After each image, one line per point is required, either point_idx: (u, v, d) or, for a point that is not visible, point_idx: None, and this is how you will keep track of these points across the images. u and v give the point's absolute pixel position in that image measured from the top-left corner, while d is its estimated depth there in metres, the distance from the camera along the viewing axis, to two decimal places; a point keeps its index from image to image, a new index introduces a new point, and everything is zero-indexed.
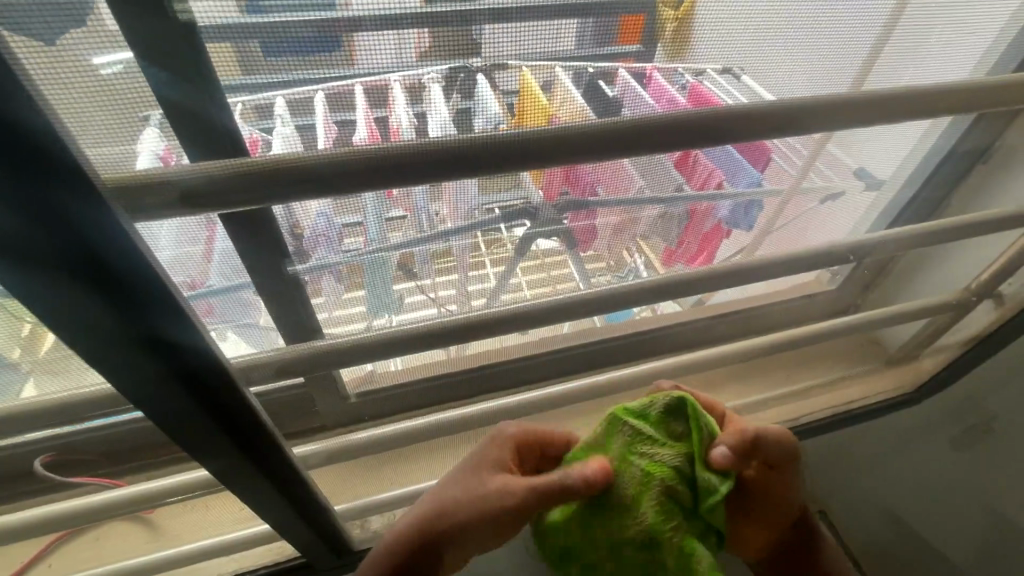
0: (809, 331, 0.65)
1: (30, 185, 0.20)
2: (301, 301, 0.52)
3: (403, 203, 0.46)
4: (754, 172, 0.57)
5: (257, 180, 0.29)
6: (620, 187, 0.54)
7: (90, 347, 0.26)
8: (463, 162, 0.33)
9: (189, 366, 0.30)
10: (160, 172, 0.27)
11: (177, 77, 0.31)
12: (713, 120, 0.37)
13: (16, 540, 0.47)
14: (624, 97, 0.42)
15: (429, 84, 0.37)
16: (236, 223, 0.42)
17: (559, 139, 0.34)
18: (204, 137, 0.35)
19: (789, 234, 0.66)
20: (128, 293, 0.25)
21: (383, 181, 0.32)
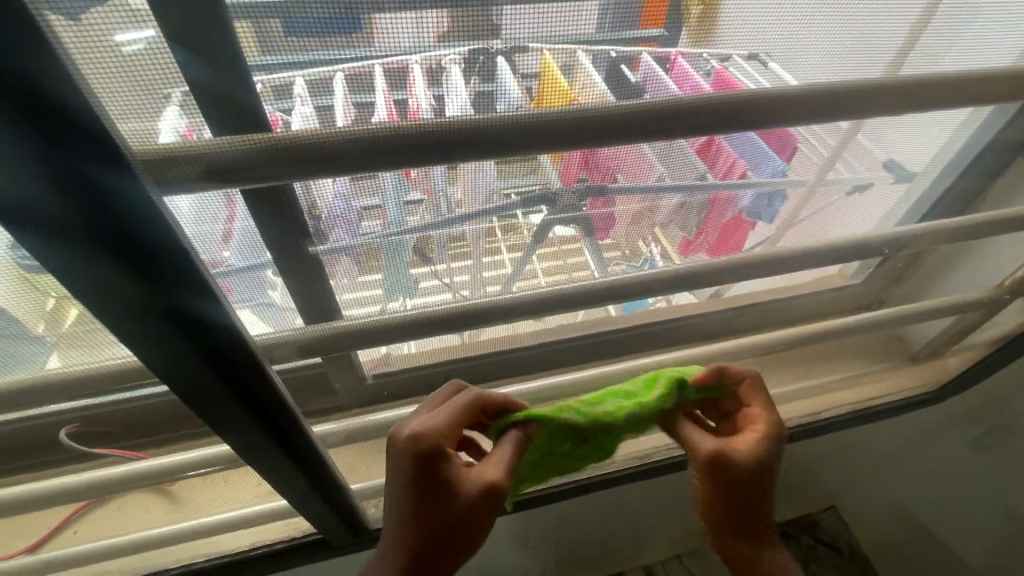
0: (834, 325, 0.64)
1: (72, 158, 0.20)
2: (320, 279, 0.52)
3: (422, 185, 0.46)
4: (779, 162, 0.55)
5: (281, 155, 0.29)
6: (639, 174, 0.53)
7: (121, 322, 0.27)
8: (487, 143, 0.32)
9: (215, 340, 0.30)
10: (185, 144, 0.27)
11: (203, 58, 0.31)
12: (746, 103, 0.35)
13: (44, 506, 0.48)
14: (646, 82, 0.41)
15: (449, 66, 0.37)
16: (254, 200, 0.42)
17: (587, 120, 0.33)
18: (229, 119, 0.35)
19: (812, 227, 0.65)
20: (156, 265, 0.25)
21: (402, 163, 0.32)
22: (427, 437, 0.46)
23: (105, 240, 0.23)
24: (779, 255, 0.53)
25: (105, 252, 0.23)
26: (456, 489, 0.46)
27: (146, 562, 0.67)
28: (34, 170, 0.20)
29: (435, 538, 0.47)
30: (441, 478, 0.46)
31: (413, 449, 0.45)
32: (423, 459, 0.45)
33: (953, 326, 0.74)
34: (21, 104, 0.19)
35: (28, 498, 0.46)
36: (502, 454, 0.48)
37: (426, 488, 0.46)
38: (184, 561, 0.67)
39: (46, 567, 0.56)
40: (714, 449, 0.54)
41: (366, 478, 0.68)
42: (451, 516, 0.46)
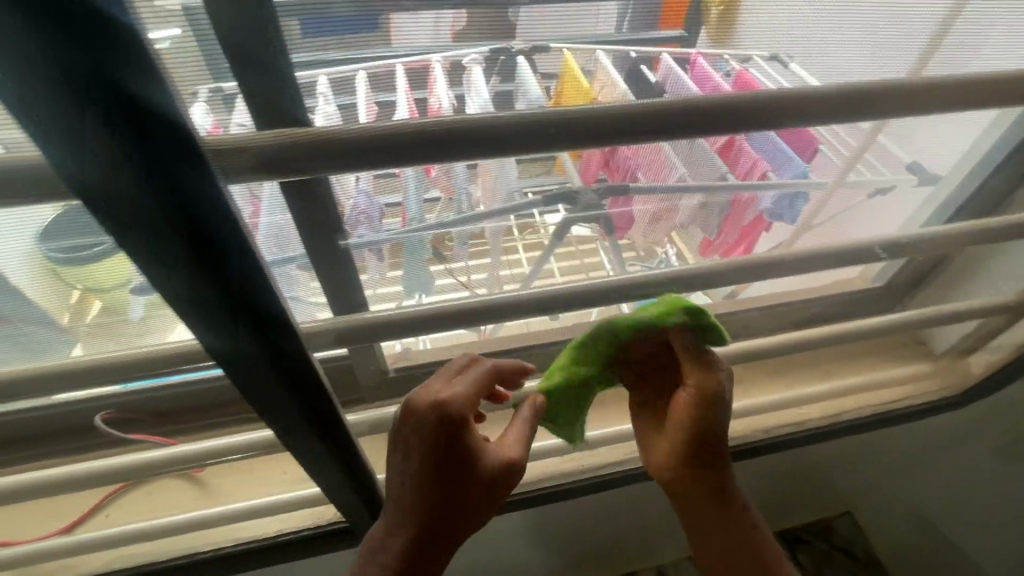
0: (866, 325, 0.63)
1: (160, 156, 0.21)
2: (350, 275, 0.52)
3: (442, 184, 0.47)
4: (801, 162, 0.55)
5: (320, 150, 0.27)
6: (659, 173, 0.53)
7: (187, 308, 0.28)
8: (532, 139, 0.30)
9: (269, 329, 0.31)
10: (237, 138, 0.25)
11: (246, 57, 0.32)
12: (807, 101, 0.33)
13: (86, 487, 0.49)
14: (666, 81, 0.42)
15: (471, 66, 0.38)
16: (292, 197, 0.43)
17: (636, 116, 0.31)
18: (267, 111, 0.35)
19: (835, 228, 0.65)
20: (222, 261, 0.26)
21: (420, 160, 0.29)
22: (455, 405, 0.44)
23: (182, 232, 0.24)
24: (811, 253, 0.52)
25: (177, 245, 0.24)
26: (477, 462, 0.46)
27: (175, 546, 0.65)
28: (121, 168, 0.21)
29: (446, 515, 0.46)
30: (463, 449, 0.45)
31: (440, 416, 0.44)
32: (447, 428, 0.44)
33: (980, 328, 0.73)
34: (115, 109, 0.19)
35: (79, 478, 0.48)
36: (519, 429, 0.50)
37: (448, 459, 0.45)
38: (214, 545, 0.65)
39: (81, 548, 0.55)
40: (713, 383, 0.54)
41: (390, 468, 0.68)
42: (468, 488, 0.46)
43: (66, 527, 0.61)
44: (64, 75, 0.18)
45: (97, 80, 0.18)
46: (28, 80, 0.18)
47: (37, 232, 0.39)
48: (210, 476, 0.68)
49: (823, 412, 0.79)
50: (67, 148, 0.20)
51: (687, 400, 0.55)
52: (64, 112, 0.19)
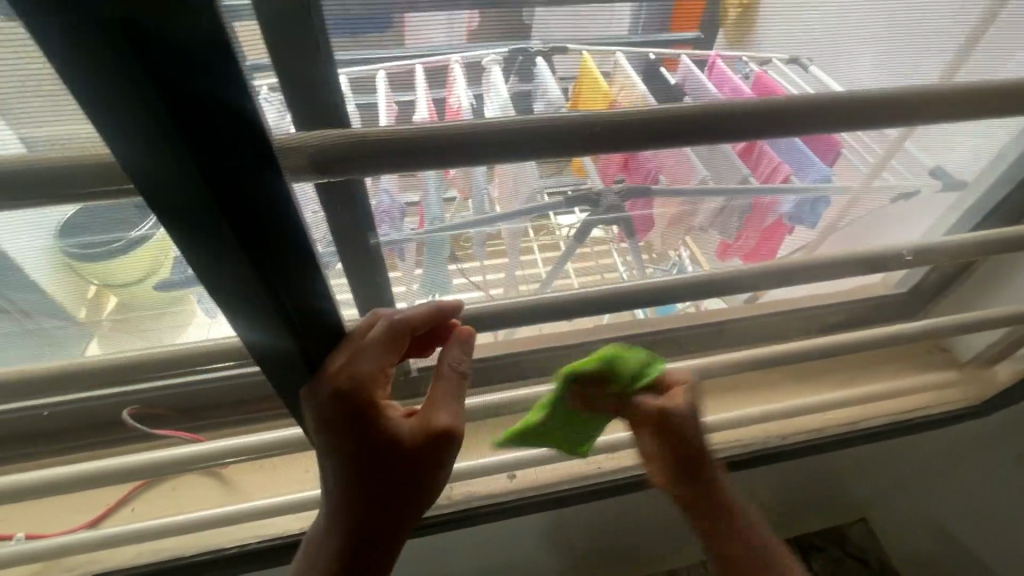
0: (890, 333, 0.62)
1: (237, 159, 0.22)
2: (378, 273, 0.52)
3: (460, 184, 0.48)
4: (822, 166, 0.55)
5: (376, 149, 0.27)
6: (679, 176, 0.54)
7: (240, 307, 0.29)
8: (570, 141, 0.30)
9: (313, 324, 0.32)
10: (297, 137, 0.25)
11: (296, 52, 0.32)
12: (845, 104, 0.33)
13: (113, 483, 0.49)
14: (685, 84, 0.43)
15: (489, 66, 0.38)
16: (324, 197, 0.43)
17: (675, 118, 0.31)
18: (312, 109, 0.36)
19: (854, 232, 0.65)
20: (275, 253, 0.26)
21: (440, 163, 0.28)
22: (365, 381, 0.36)
23: (245, 232, 0.25)
24: (837, 259, 0.52)
25: (233, 241, 0.24)
26: (398, 438, 0.38)
27: (200, 542, 0.65)
28: (188, 166, 0.21)
29: (382, 496, 0.38)
30: (381, 425, 0.37)
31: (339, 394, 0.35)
32: (355, 408, 0.36)
33: (1006, 336, 0.72)
34: (190, 106, 0.20)
35: (114, 473, 0.48)
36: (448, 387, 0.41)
37: (362, 442, 0.37)
38: (235, 542, 0.66)
39: (112, 541, 0.56)
40: (661, 408, 0.53)
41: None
42: (395, 473, 0.38)
43: (89, 522, 0.62)
44: (156, 88, 0.19)
45: (190, 88, 0.19)
46: (126, 88, 0.18)
47: (56, 228, 0.39)
48: (233, 473, 0.68)
49: (843, 417, 0.79)
50: (151, 150, 0.21)
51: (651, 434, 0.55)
52: (137, 108, 0.19)
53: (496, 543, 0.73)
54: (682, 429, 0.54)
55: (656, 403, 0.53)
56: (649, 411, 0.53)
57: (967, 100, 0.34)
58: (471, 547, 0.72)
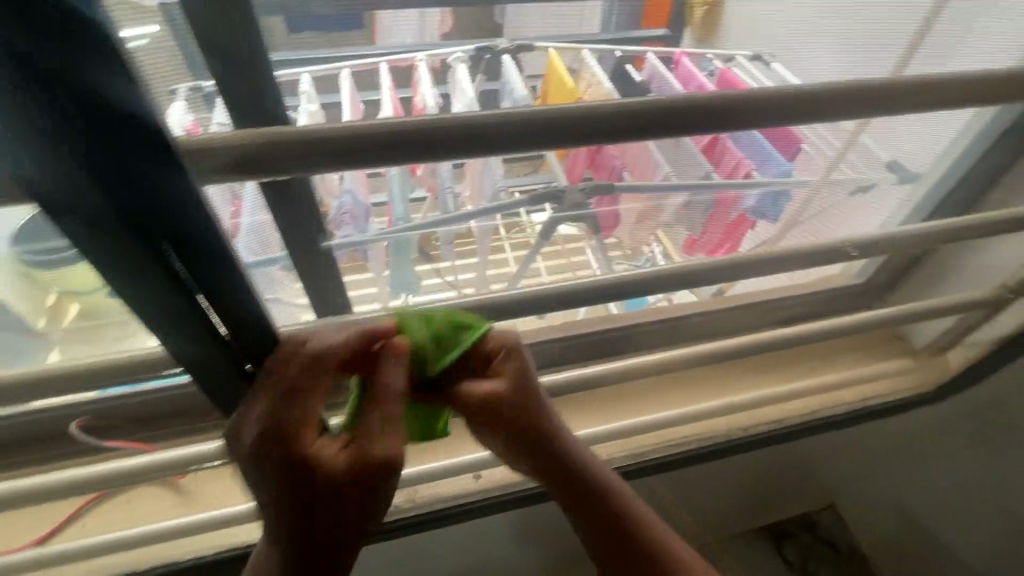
0: (842, 324, 0.63)
1: (132, 161, 0.21)
2: (329, 276, 0.50)
3: (427, 182, 0.53)
4: (782, 160, 0.57)
5: (309, 149, 0.26)
6: (644, 171, 0.58)
7: (151, 307, 0.27)
8: (511, 135, 0.29)
9: (236, 326, 0.31)
10: (222, 135, 0.25)
11: (227, 51, 0.30)
12: (782, 97, 0.33)
13: (45, 499, 0.47)
14: (652, 80, 0.47)
15: (455, 64, 0.42)
16: (271, 198, 0.40)
17: (615, 114, 0.31)
18: (240, 103, 0.33)
19: (816, 225, 0.66)
20: (181, 245, 0.25)
21: (421, 156, 0.29)
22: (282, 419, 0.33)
23: (151, 234, 0.24)
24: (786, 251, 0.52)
25: (138, 249, 0.24)
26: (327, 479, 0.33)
27: (158, 555, 0.64)
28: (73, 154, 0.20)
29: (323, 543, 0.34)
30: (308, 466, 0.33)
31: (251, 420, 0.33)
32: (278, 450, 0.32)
33: (958, 323, 0.73)
34: (73, 111, 0.19)
35: (56, 487, 0.46)
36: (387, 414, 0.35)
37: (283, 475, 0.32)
38: (195, 553, 0.64)
39: (60, 558, 0.53)
40: (479, 393, 0.42)
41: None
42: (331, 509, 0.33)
43: (37, 539, 0.59)
44: (28, 79, 0.18)
45: (68, 83, 0.18)
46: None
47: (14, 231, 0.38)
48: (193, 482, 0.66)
49: (804, 409, 0.79)
50: (33, 149, 0.19)
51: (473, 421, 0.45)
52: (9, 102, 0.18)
53: (464, 545, 0.72)
54: (512, 414, 0.45)
55: (480, 385, 0.43)
56: (474, 399, 0.43)
57: (902, 92, 0.35)
58: (438, 549, 0.71)
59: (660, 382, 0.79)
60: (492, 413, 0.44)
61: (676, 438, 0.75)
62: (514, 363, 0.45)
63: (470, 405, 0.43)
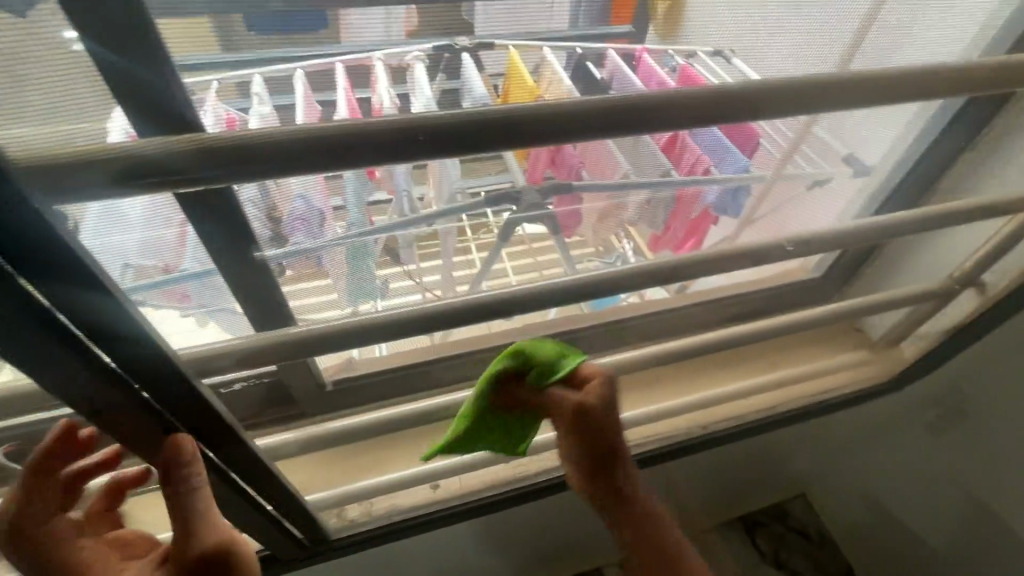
0: (798, 318, 0.63)
1: None
2: (270, 287, 0.49)
3: (386, 185, 0.48)
4: (740, 156, 0.57)
5: (203, 157, 0.24)
6: (603, 170, 0.55)
7: (9, 341, 0.26)
8: (442, 139, 0.28)
9: (123, 353, 0.30)
10: (94, 145, 0.23)
11: (126, 57, 0.27)
12: (724, 95, 0.33)
13: None
14: (613, 79, 0.43)
15: (414, 63, 0.38)
16: (195, 209, 0.39)
17: (555, 115, 0.30)
18: (154, 115, 0.30)
19: (774, 222, 0.66)
20: (43, 266, 0.24)
21: (339, 164, 0.27)
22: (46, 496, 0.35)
23: None
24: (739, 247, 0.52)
25: None
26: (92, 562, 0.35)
27: None
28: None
29: None
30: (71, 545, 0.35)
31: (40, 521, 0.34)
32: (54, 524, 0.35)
33: (913, 314, 0.75)
34: None
35: None
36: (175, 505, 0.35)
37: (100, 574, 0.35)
38: None
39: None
40: (577, 401, 0.44)
41: (327, 488, 0.61)
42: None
43: None
44: None
45: None
46: None
47: None
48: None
49: (764, 404, 0.79)
50: None
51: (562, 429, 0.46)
52: None
53: (430, 557, 0.70)
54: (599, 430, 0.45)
55: (570, 396, 0.45)
56: (566, 409, 0.45)
57: (839, 91, 0.35)
58: (401, 561, 0.69)
59: (626, 380, 0.79)
60: (582, 423, 0.45)
61: (642, 437, 0.75)
62: (608, 390, 0.45)
63: (564, 415, 0.45)
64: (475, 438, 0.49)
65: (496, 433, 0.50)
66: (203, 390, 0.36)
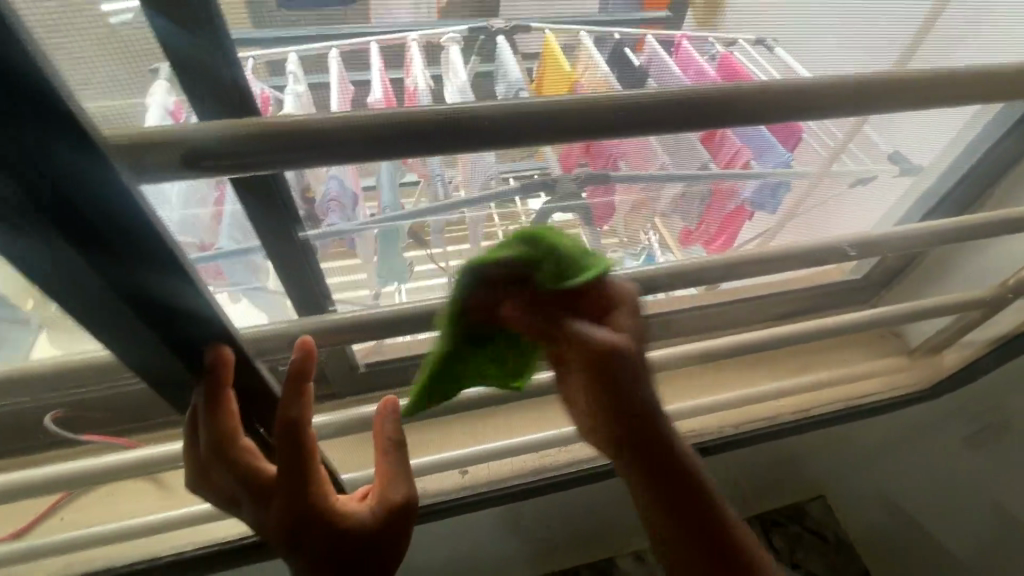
0: (843, 320, 0.61)
1: (50, 154, 0.20)
2: (311, 264, 0.49)
3: (418, 169, 0.46)
4: (783, 151, 0.56)
5: (274, 142, 0.25)
6: (642, 162, 0.53)
7: (89, 313, 0.27)
8: (497, 131, 0.28)
9: (191, 330, 0.30)
10: (160, 126, 0.23)
11: (178, 26, 0.27)
12: (782, 90, 0.31)
13: (24, 496, 0.45)
14: (650, 66, 0.42)
15: (448, 46, 0.37)
16: (245, 191, 0.40)
17: (606, 107, 0.29)
18: (211, 95, 0.30)
19: (810, 221, 0.64)
20: (127, 253, 0.24)
21: (396, 151, 0.27)
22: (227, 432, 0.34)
23: (75, 231, 0.23)
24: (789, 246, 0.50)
25: (60, 245, 0.23)
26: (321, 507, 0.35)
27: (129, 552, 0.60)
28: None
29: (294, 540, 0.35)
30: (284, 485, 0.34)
31: (280, 442, 0.34)
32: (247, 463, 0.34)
33: (956, 322, 0.73)
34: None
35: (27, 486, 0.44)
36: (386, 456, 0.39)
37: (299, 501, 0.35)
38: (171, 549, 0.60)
39: (38, 555, 0.51)
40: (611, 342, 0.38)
41: (357, 469, 0.61)
42: (359, 552, 0.36)
43: (11, 536, 0.57)
44: None
45: None
46: None
47: None
48: (171, 476, 0.65)
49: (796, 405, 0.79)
50: None
51: (583, 370, 0.40)
52: None
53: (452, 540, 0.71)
54: (628, 375, 0.40)
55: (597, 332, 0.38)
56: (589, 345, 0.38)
57: (909, 90, 0.34)
58: (426, 544, 0.70)
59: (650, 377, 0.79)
60: (604, 367, 0.39)
61: None
62: (636, 323, 0.40)
63: (593, 354, 0.38)
64: (449, 359, 0.39)
65: (477, 354, 0.39)
66: (259, 369, 0.36)
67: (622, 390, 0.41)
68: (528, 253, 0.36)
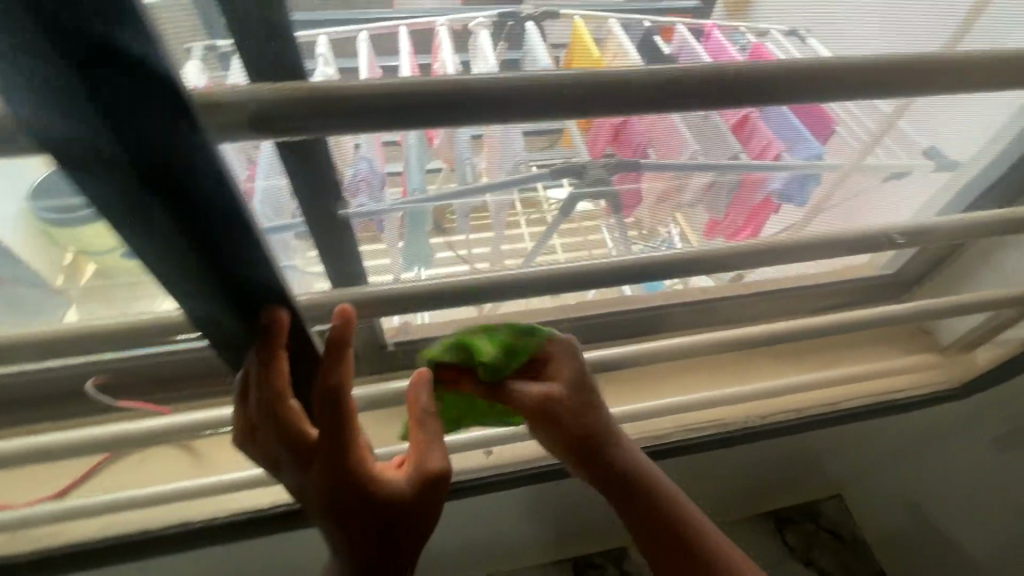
0: (876, 313, 0.60)
1: (162, 133, 0.21)
2: (343, 236, 0.50)
3: (445, 154, 0.46)
4: (816, 144, 0.54)
5: (340, 108, 0.26)
6: (671, 150, 0.52)
7: (168, 273, 0.28)
8: (546, 104, 0.28)
9: (259, 300, 0.31)
10: (229, 89, 0.24)
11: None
12: (830, 67, 0.31)
13: (74, 454, 0.47)
14: (680, 54, 0.41)
15: (476, 30, 0.36)
16: (293, 159, 0.41)
17: (650, 82, 0.29)
18: (265, 62, 0.32)
19: (837, 216, 0.64)
20: (215, 228, 0.26)
21: (449, 114, 0.28)
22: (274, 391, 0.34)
23: (172, 205, 0.24)
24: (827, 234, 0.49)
25: (159, 214, 0.24)
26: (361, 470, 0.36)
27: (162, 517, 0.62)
28: (85, 106, 0.20)
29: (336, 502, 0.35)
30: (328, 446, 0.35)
31: (324, 406, 0.35)
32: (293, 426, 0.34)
33: (988, 320, 0.72)
34: (103, 67, 0.19)
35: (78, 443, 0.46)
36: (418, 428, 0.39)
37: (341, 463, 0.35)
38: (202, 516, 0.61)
39: (79, 514, 0.53)
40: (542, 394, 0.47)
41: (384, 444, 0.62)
42: (396, 517, 0.36)
43: (52, 496, 0.59)
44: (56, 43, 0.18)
45: (90, 46, 0.18)
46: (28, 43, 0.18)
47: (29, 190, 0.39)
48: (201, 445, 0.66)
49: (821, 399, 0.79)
50: (70, 115, 0.20)
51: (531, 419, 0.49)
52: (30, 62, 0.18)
53: (473, 518, 0.72)
54: (563, 417, 0.49)
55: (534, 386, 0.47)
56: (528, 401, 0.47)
57: (966, 73, 0.33)
58: (447, 521, 0.70)
59: (670, 367, 0.79)
60: (547, 415, 0.48)
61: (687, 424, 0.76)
62: (572, 367, 0.50)
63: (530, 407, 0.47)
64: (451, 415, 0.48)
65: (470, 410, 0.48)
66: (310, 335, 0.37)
67: (567, 426, 0.49)
68: (464, 355, 0.44)
